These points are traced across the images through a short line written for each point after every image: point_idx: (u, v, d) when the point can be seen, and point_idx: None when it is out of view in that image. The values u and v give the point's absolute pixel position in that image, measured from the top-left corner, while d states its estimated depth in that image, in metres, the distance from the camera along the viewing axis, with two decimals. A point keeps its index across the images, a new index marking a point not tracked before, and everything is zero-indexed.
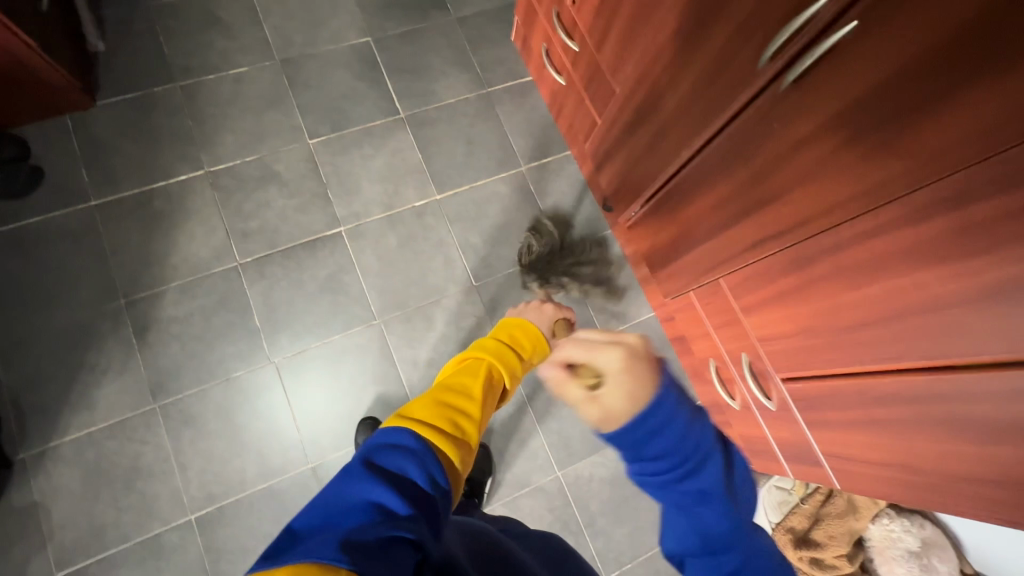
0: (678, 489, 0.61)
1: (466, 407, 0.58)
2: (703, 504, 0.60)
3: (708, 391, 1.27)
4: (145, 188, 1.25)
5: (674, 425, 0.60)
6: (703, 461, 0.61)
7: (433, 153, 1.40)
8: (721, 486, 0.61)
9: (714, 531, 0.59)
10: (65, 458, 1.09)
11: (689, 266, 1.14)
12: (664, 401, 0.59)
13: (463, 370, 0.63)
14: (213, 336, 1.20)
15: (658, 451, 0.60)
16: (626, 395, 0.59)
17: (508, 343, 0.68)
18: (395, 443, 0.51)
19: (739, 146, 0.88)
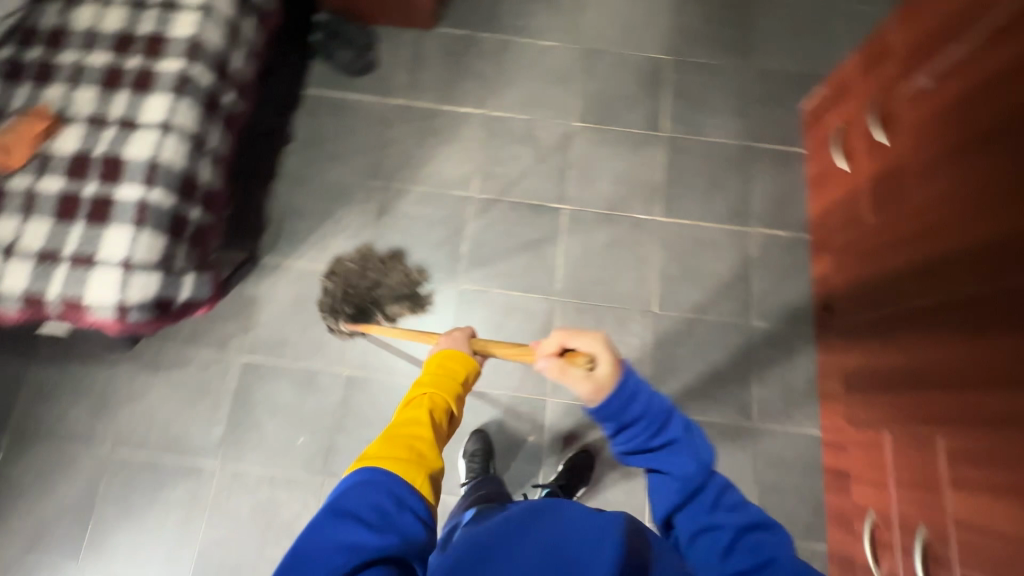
0: (648, 451, 0.72)
1: (417, 442, 0.73)
2: (675, 454, 0.70)
3: (847, 542, 1.12)
4: (435, 107, 1.47)
5: (631, 382, 0.72)
6: (659, 419, 0.71)
7: (675, 178, 1.42)
8: (694, 441, 0.71)
9: (684, 479, 0.69)
10: (289, 277, 1.34)
11: (902, 406, 1.00)
12: (628, 384, 0.72)
13: (415, 408, 0.77)
14: (426, 242, 1.37)
15: (629, 414, 0.71)
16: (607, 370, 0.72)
17: (439, 377, 0.82)
18: (357, 485, 0.66)
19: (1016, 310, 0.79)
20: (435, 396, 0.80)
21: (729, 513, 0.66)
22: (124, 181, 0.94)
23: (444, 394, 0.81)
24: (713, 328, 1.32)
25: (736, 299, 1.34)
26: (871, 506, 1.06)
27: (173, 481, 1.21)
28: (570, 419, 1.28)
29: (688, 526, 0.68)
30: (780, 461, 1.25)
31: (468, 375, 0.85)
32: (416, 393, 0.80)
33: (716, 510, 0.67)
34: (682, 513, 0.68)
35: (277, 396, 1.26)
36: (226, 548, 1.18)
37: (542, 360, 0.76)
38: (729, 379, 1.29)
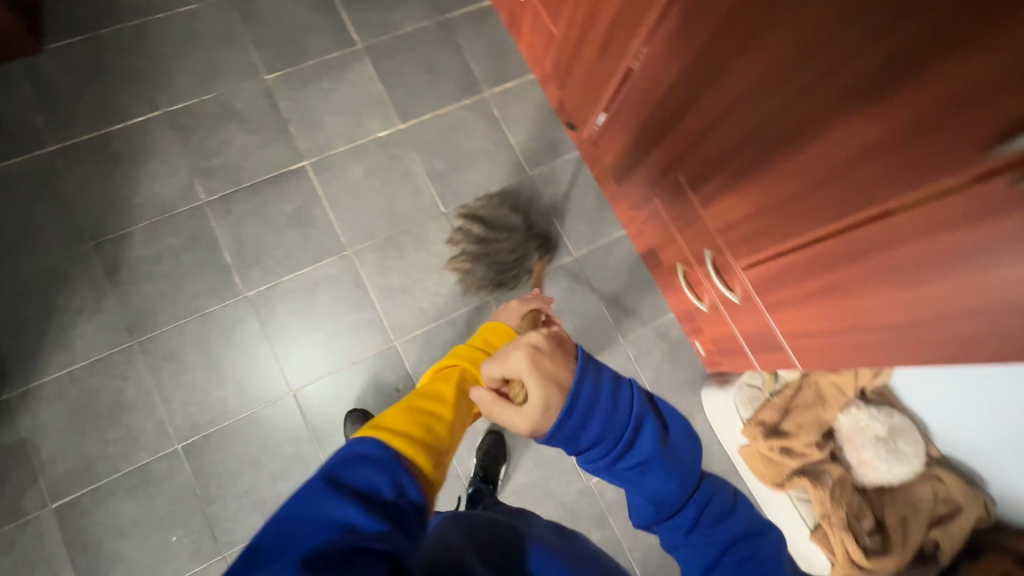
0: (616, 472, 0.62)
1: (432, 418, 0.64)
2: (648, 474, 0.60)
3: (680, 299, 1.28)
4: (102, 132, 1.23)
5: (585, 391, 0.59)
6: (606, 432, 0.60)
7: (394, 83, 1.38)
8: (659, 452, 0.59)
9: (660, 497, 0.59)
10: (48, 396, 1.11)
11: (653, 168, 1.14)
12: (582, 393, 0.59)
13: (443, 384, 0.69)
14: (183, 274, 1.20)
15: (585, 438, 0.60)
16: (546, 394, 0.60)
17: (478, 350, 0.75)
18: (370, 452, 0.56)
19: (692, 16, 0.87)
20: (471, 371, 0.72)
21: (713, 528, 0.59)
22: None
23: (484, 369, 0.74)
24: (501, 197, 1.36)
25: (505, 161, 1.38)
26: (676, 259, 1.20)
27: None
28: (427, 347, 1.27)
29: (669, 537, 0.62)
30: (610, 271, 1.37)
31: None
32: (448, 364, 0.73)
33: (696, 529, 0.60)
34: (658, 525, 0.62)
35: (119, 516, 1.09)
36: None
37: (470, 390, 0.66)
38: (536, 231, 1.36)
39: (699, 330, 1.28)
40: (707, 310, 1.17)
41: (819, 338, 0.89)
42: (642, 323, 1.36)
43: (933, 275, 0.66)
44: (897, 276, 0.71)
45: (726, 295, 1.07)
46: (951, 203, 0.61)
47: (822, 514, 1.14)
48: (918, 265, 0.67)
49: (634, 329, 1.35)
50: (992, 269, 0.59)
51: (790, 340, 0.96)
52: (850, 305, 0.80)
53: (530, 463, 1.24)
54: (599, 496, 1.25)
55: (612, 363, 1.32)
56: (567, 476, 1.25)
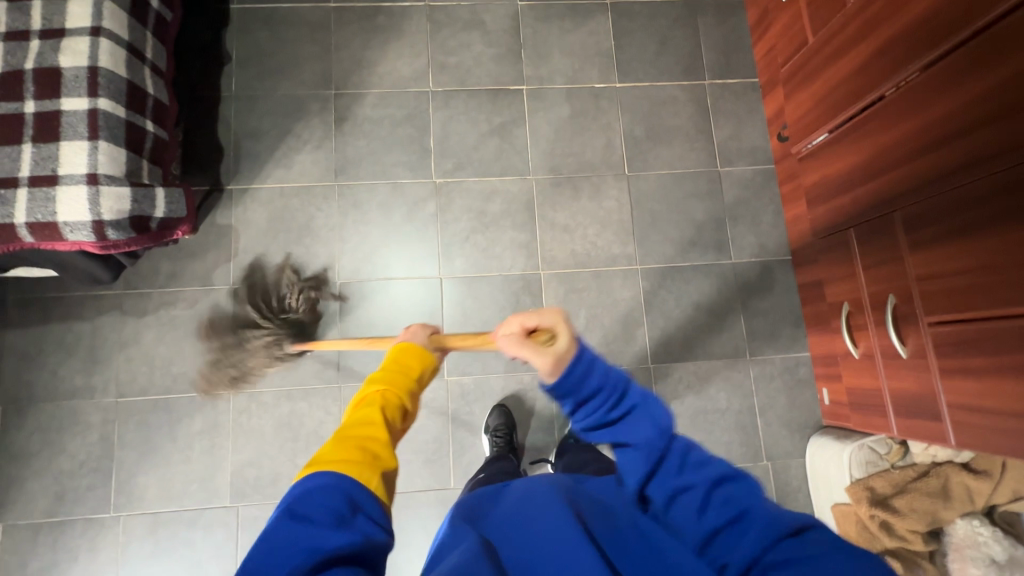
0: (607, 427, 0.64)
1: (368, 441, 0.62)
2: (637, 420, 0.63)
3: (828, 339, 1.24)
4: (373, 5, 1.40)
5: (586, 349, 0.65)
6: (614, 381, 0.64)
7: (625, 44, 1.44)
8: (643, 395, 0.64)
9: (642, 436, 0.61)
10: (260, 200, 1.30)
11: (862, 199, 1.10)
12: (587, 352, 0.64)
13: (371, 406, 0.66)
14: (392, 143, 1.35)
15: (592, 381, 0.64)
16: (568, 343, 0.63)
17: (394, 372, 0.70)
18: (314, 488, 0.56)
19: (980, 58, 0.83)
20: (390, 394, 0.68)
21: (695, 469, 0.60)
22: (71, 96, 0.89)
23: (406, 384, 0.70)
24: (684, 180, 1.38)
25: (700, 149, 1.40)
26: (844, 299, 1.17)
27: (189, 414, 1.21)
28: (566, 287, 1.33)
29: (664, 489, 0.60)
30: (761, 288, 1.35)
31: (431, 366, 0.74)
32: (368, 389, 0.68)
33: (685, 470, 0.60)
34: (652, 479, 0.61)
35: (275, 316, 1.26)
36: (260, 464, 1.20)
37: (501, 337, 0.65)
38: (705, 223, 1.37)
39: (835, 377, 1.24)
40: (858, 358, 1.14)
41: (997, 418, 0.85)
42: (773, 349, 1.33)
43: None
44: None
45: (893, 347, 1.03)
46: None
47: None
48: None
49: (763, 351, 1.33)
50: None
51: (955, 410, 0.92)
52: None
53: None
54: None
55: (730, 374, 1.31)
56: None
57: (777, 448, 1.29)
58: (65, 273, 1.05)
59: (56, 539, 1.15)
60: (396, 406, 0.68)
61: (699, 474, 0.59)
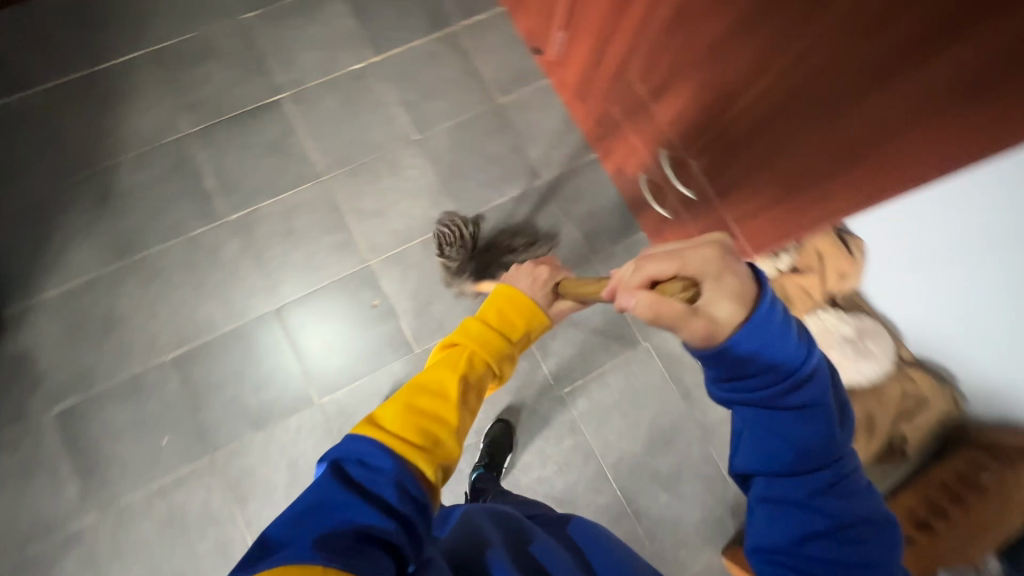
0: (769, 406, 0.53)
1: (442, 412, 0.56)
2: (806, 418, 0.52)
3: (647, 213, 1.30)
4: (91, 71, 1.31)
5: (775, 318, 0.52)
6: (789, 367, 0.52)
7: (366, 18, 1.42)
8: (827, 407, 0.53)
9: (812, 443, 0.52)
10: (48, 312, 1.19)
11: (609, 73, 1.15)
12: (774, 318, 0.52)
13: (456, 368, 0.59)
14: (169, 199, 1.27)
15: (761, 363, 0.52)
16: (734, 306, 0.52)
17: (501, 322, 0.63)
18: (361, 460, 0.52)
19: None
20: (483, 352, 0.61)
21: (841, 500, 0.51)
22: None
23: (496, 345, 0.61)
24: (471, 124, 1.40)
25: (475, 89, 1.42)
26: (640, 170, 1.22)
27: (58, 560, 1.09)
28: (402, 265, 1.31)
29: (791, 494, 0.52)
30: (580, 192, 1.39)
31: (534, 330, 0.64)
32: (452, 342, 0.62)
33: (828, 495, 0.51)
34: (786, 479, 0.53)
35: (114, 420, 1.16)
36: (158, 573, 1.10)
37: (623, 296, 0.53)
38: (507, 155, 1.39)
39: (666, 243, 1.30)
40: (670, 217, 1.19)
41: (770, 210, 0.90)
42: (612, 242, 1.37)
43: (850, 109, 0.68)
44: (819, 118, 0.73)
45: (684, 194, 1.09)
46: (836, 25, 0.64)
47: None
48: (837, 105, 0.69)
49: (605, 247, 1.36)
50: (898, 83, 0.60)
51: (743, 225, 0.98)
52: (788, 164, 0.82)
53: None
54: (571, 406, 1.28)
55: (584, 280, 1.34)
56: (539, 388, 1.28)
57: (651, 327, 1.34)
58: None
59: None
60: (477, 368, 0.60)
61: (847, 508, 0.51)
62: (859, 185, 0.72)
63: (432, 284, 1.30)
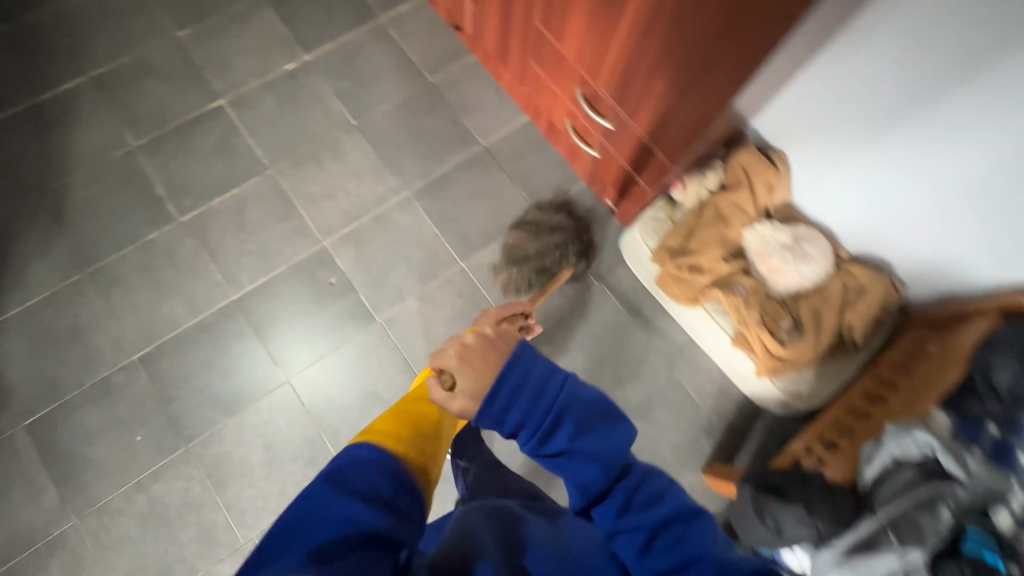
0: (544, 458, 0.60)
1: (421, 418, 0.68)
2: (575, 462, 0.58)
3: (581, 160, 1.36)
4: (35, 101, 1.36)
5: (509, 393, 0.57)
6: (550, 418, 0.58)
7: (295, 22, 1.50)
8: (595, 438, 0.58)
9: (585, 480, 0.58)
10: (11, 329, 1.21)
11: (518, 30, 1.22)
12: (504, 386, 0.57)
13: (431, 385, 0.74)
14: (122, 209, 1.31)
15: (510, 420, 0.58)
16: (476, 385, 0.57)
17: None
18: (365, 457, 0.57)
19: None
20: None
21: (646, 509, 0.58)
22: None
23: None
24: (406, 104, 1.46)
25: (406, 72, 1.49)
26: (565, 118, 1.29)
27: (41, 567, 1.09)
28: (354, 243, 1.35)
29: (607, 523, 0.59)
30: (518, 153, 1.45)
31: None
32: None
33: (631, 509, 0.58)
34: (597, 514, 0.60)
35: (87, 424, 1.17)
36: (143, 567, 1.11)
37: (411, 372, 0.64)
38: (443, 127, 1.46)
39: (603, 186, 1.36)
40: (599, 155, 1.25)
41: (671, 113, 0.98)
42: (555, 195, 1.43)
43: None
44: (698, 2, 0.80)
45: (603, 125, 1.15)
46: None
47: (738, 321, 1.20)
48: None
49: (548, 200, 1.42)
50: None
51: (655, 138, 1.05)
52: (676, 60, 0.90)
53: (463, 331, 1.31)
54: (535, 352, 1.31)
55: None
56: None
57: (603, 268, 1.38)
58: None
59: None
60: None
61: (648, 515, 0.57)
62: (743, 56, 0.81)
63: (385, 256, 1.35)
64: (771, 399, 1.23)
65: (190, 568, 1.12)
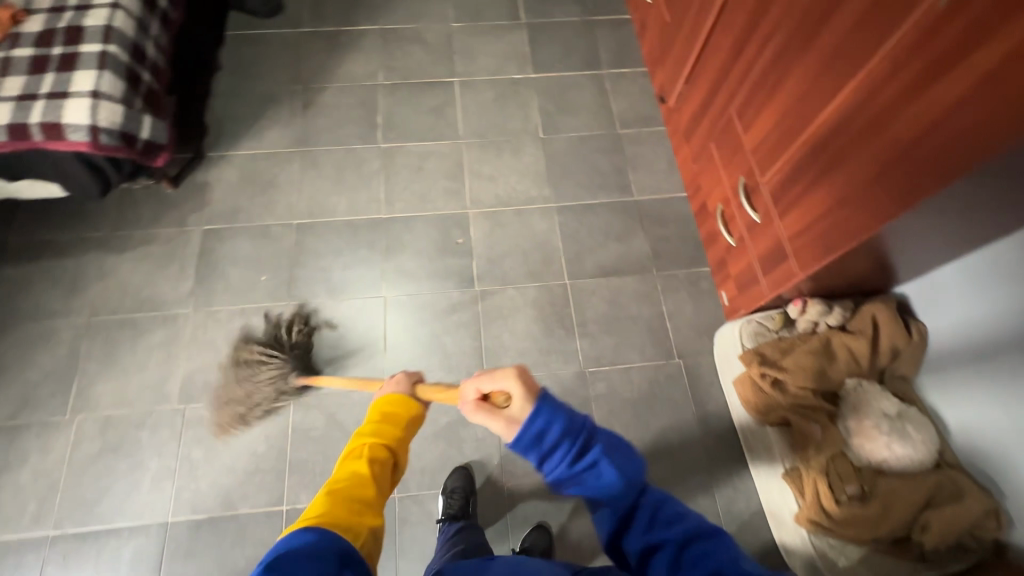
0: (574, 478, 0.67)
1: (360, 493, 0.74)
2: (599, 495, 0.68)
3: (716, 247, 1.42)
4: (338, 29, 1.80)
5: (544, 411, 0.67)
6: (575, 432, 0.67)
7: (538, 49, 1.81)
8: (615, 456, 0.68)
9: (612, 493, 0.67)
10: (234, 162, 1.56)
11: (713, 115, 1.35)
12: (542, 408, 0.68)
13: (360, 458, 0.78)
14: (347, 120, 1.65)
15: (549, 441, 0.67)
16: (524, 408, 0.69)
17: (385, 423, 0.82)
18: (306, 543, 0.62)
19: None
20: (380, 446, 0.79)
21: (670, 525, 0.67)
22: (93, 8, 1.22)
23: (393, 436, 0.81)
24: (589, 140, 1.66)
25: (602, 118, 1.69)
26: (718, 203, 1.37)
27: (150, 329, 1.35)
28: (491, 223, 1.53)
29: (639, 542, 0.68)
30: (662, 218, 1.55)
31: (417, 414, 0.85)
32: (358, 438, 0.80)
33: (654, 527, 0.68)
34: (626, 531, 0.69)
35: (238, 250, 1.45)
36: (208, 371, 1.31)
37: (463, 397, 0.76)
38: (610, 171, 1.61)
39: (725, 277, 1.39)
40: (734, 245, 1.30)
41: (814, 227, 1.02)
42: (677, 267, 1.49)
43: (896, 122, 0.81)
44: (874, 133, 0.85)
45: (750, 217, 1.21)
46: (893, 57, 0.80)
47: (801, 458, 1.15)
48: (887, 119, 0.83)
49: (668, 268, 1.48)
50: (938, 88, 0.74)
51: (794, 244, 1.08)
52: (836, 181, 0.95)
53: (538, 334, 1.39)
54: (590, 385, 1.33)
55: (640, 287, 1.46)
56: (567, 358, 1.36)
57: (689, 348, 1.39)
58: (68, 190, 1.24)
59: (11, 441, 1.22)
60: (381, 461, 0.78)
61: (673, 528, 0.66)
62: (900, 194, 0.83)
63: (509, 244, 1.50)
64: (800, 557, 1.13)
65: (237, 392, 1.29)
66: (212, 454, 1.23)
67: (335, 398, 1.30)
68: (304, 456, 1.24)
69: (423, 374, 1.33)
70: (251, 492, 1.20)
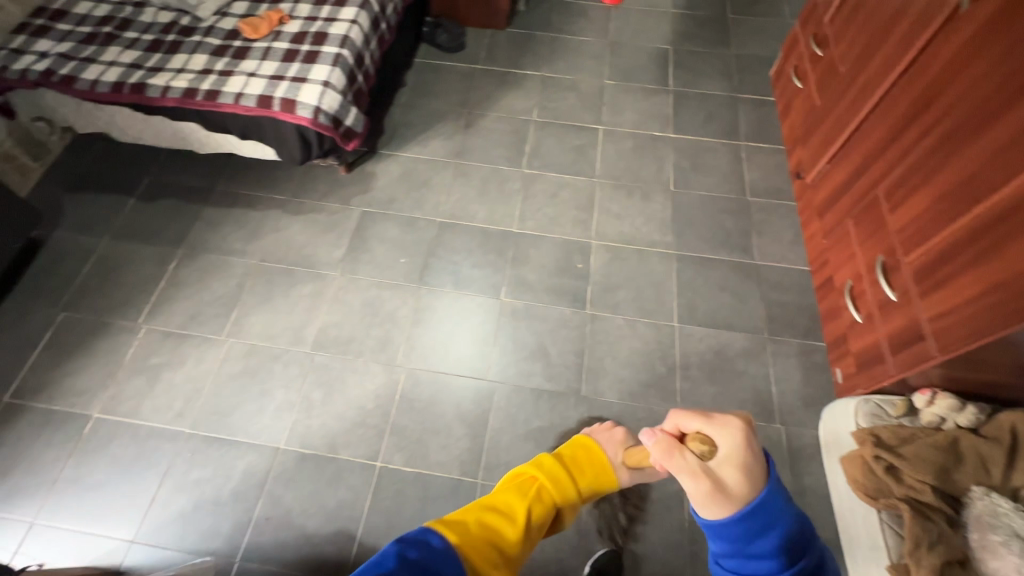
0: None
1: (501, 534, 0.78)
2: None
3: (837, 322, 1.40)
4: (506, 70, 2.06)
5: (768, 515, 0.59)
6: (791, 552, 0.60)
7: (680, 113, 1.95)
8: None
9: None
10: (398, 161, 1.81)
11: (856, 193, 1.37)
12: (767, 510, 0.60)
13: (525, 492, 0.83)
14: (499, 144, 1.86)
15: (753, 549, 0.60)
16: (733, 479, 0.61)
17: (556, 478, 0.84)
18: (439, 551, 0.71)
19: (913, 75, 1.20)
20: (548, 490, 0.84)
21: None
22: (338, 20, 1.52)
23: (565, 489, 0.84)
24: (717, 200, 1.73)
25: (733, 182, 1.77)
26: (848, 278, 1.37)
27: (303, 282, 1.55)
28: (611, 255, 1.62)
29: None
30: (781, 285, 1.56)
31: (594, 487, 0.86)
32: (529, 479, 0.86)
33: None
34: None
35: (386, 233, 1.65)
36: (341, 327, 1.47)
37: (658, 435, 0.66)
38: (734, 231, 1.67)
39: (843, 354, 1.36)
40: (860, 321, 1.29)
41: (962, 308, 1.00)
42: (790, 334, 1.48)
43: None
44: None
45: (885, 294, 1.20)
46: None
47: (910, 552, 1.04)
48: None
49: (781, 333, 1.48)
50: None
51: (933, 325, 1.06)
52: (994, 264, 0.94)
53: (638, 366, 1.42)
54: None
55: (748, 345, 1.46)
56: (664, 395, 1.38)
57: (791, 416, 1.35)
58: (278, 156, 1.51)
59: (177, 346, 1.44)
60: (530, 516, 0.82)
61: None
62: None
63: (624, 277, 1.58)
64: None
65: (360, 351, 1.44)
66: (328, 399, 1.37)
67: (441, 377, 1.40)
68: (404, 421, 1.34)
69: (524, 376, 1.41)
70: (353, 442, 1.31)
